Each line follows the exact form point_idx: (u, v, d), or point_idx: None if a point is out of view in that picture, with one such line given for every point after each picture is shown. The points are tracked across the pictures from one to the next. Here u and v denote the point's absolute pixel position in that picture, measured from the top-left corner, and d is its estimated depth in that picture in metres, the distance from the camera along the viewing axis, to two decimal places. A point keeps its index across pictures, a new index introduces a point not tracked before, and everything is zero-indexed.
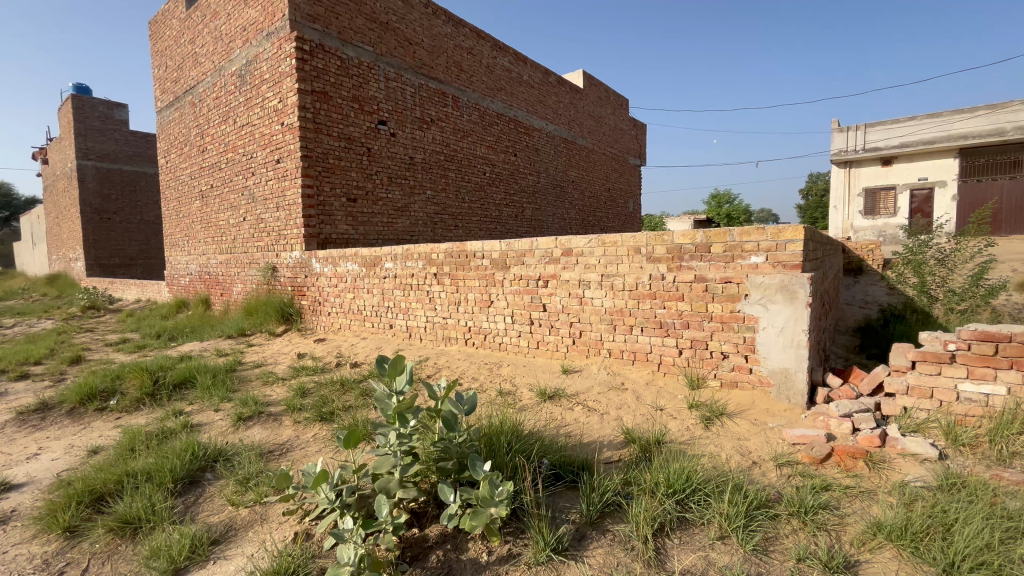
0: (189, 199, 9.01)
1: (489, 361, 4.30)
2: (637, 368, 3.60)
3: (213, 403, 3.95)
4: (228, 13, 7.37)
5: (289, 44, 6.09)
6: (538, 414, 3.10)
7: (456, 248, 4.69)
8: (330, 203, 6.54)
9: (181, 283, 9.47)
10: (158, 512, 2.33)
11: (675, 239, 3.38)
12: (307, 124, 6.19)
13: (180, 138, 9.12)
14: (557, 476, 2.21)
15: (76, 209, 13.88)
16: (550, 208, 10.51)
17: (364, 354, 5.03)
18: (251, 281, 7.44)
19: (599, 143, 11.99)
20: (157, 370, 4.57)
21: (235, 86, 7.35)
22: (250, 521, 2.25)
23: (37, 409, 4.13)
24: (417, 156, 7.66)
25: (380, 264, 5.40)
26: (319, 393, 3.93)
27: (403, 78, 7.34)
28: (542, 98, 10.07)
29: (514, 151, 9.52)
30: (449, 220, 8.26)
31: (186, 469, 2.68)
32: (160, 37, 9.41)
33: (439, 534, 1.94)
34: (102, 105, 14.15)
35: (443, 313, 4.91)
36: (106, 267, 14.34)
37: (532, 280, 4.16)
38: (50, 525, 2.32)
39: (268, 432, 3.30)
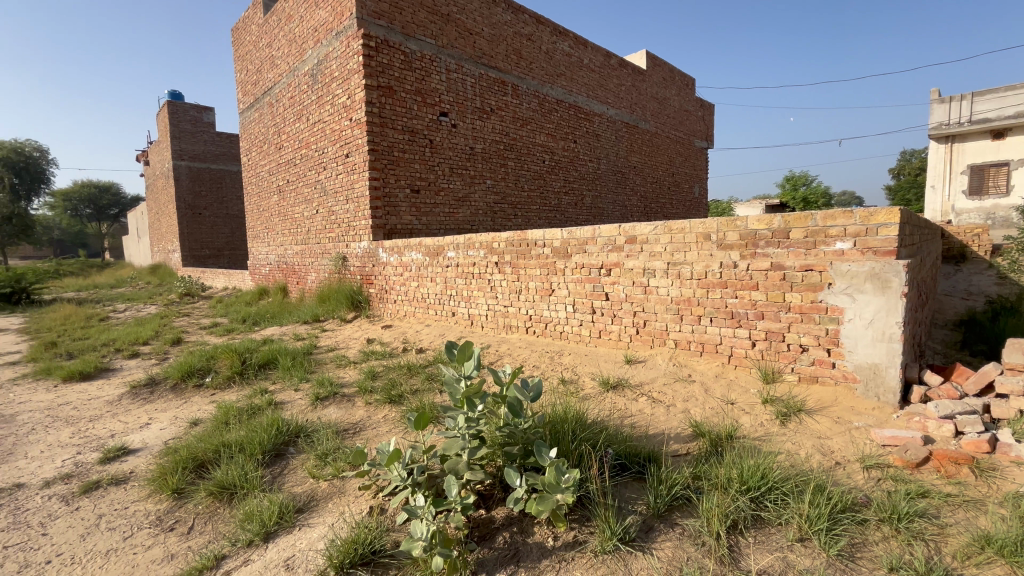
0: (268, 193, 9.67)
1: (550, 349, 4.31)
2: (706, 360, 3.47)
3: (293, 383, 4.26)
4: (301, 15, 7.76)
5: (356, 42, 6.34)
6: (601, 404, 3.07)
7: (517, 237, 4.71)
8: (395, 194, 6.78)
9: (262, 273, 10.22)
10: (250, 480, 2.56)
11: (749, 225, 3.19)
12: (374, 119, 6.44)
13: (259, 136, 9.78)
14: (622, 467, 2.18)
15: (173, 205, 15.34)
16: (611, 195, 10.26)
17: (428, 341, 5.20)
18: (324, 270, 7.89)
19: (663, 126, 11.51)
20: (244, 352, 4.99)
21: (308, 85, 7.75)
22: (329, 494, 2.42)
23: (146, 384, 4.65)
24: (477, 146, 7.74)
25: (443, 254, 5.54)
26: (388, 375, 4.13)
27: (463, 69, 7.42)
28: (603, 82, 9.80)
29: (574, 138, 9.36)
30: (508, 209, 8.31)
31: (272, 442, 2.92)
32: (241, 42, 10.11)
33: (505, 517, 1.98)
34: (193, 109, 15.49)
35: (504, 301, 4.97)
36: (198, 258, 15.79)
37: (595, 268, 4.11)
38: (162, 486, 2.61)
39: (343, 411, 3.52)
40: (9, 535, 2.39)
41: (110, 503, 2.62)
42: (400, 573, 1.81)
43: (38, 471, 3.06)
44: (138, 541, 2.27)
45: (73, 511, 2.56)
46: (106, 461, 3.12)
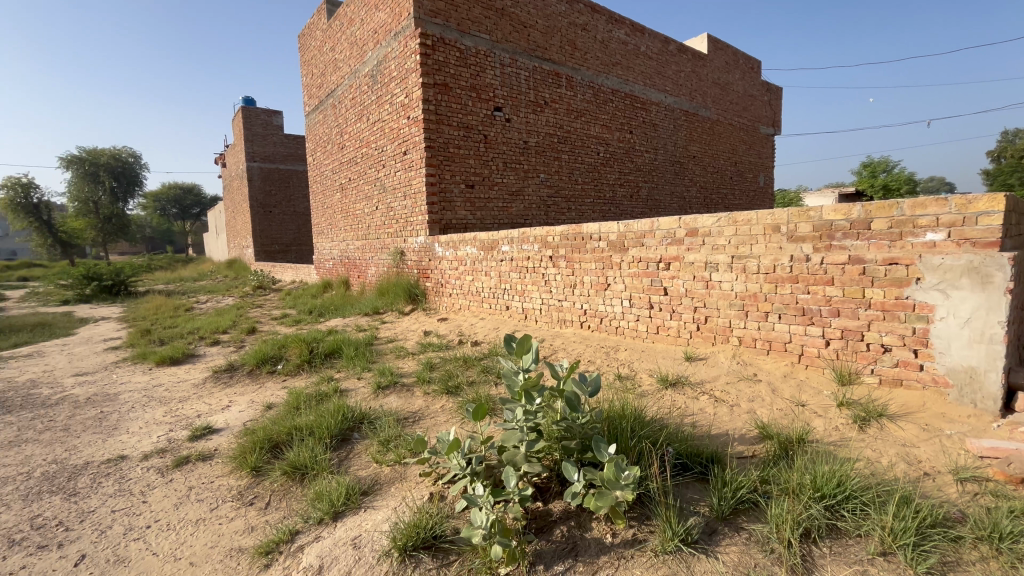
0: (332, 191, 10.16)
1: (606, 344, 4.25)
2: (773, 359, 3.29)
3: (356, 372, 4.48)
4: (362, 19, 8.05)
5: (414, 41, 6.51)
6: (660, 401, 3.00)
7: (572, 231, 4.68)
8: (451, 190, 6.92)
9: (326, 267, 10.77)
10: (320, 462, 2.72)
11: (823, 215, 2.99)
12: (430, 116, 6.60)
13: (324, 137, 10.27)
14: (683, 466, 2.12)
15: (247, 204, 16.48)
16: (668, 187, 9.92)
17: (483, 334, 5.28)
18: (383, 264, 8.20)
19: (725, 113, 10.96)
20: (312, 341, 5.29)
21: (368, 86, 8.03)
22: (392, 479, 2.52)
23: (226, 369, 5.05)
24: (531, 140, 7.73)
25: (498, 248, 5.59)
26: (444, 367, 4.24)
27: (517, 63, 7.41)
28: (661, 69, 9.45)
29: (630, 128, 9.11)
30: (562, 203, 8.24)
31: (339, 427, 3.08)
32: (307, 48, 10.64)
33: (562, 511, 1.98)
34: (264, 114, 16.52)
35: (558, 296, 4.94)
36: (269, 253, 16.89)
37: (653, 262, 4.00)
38: (242, 464, 2.82)
39: (403, 400, 3.65)
40: (117, 501, 2.68)
41: (198, 477, 2.87)
42: (459, 559, 1.86)
43: (138, 445, 3.41)
44: (222, 512, 2.47)
45: (168, 482, 2.84)
46: (195, 438, 3.42)
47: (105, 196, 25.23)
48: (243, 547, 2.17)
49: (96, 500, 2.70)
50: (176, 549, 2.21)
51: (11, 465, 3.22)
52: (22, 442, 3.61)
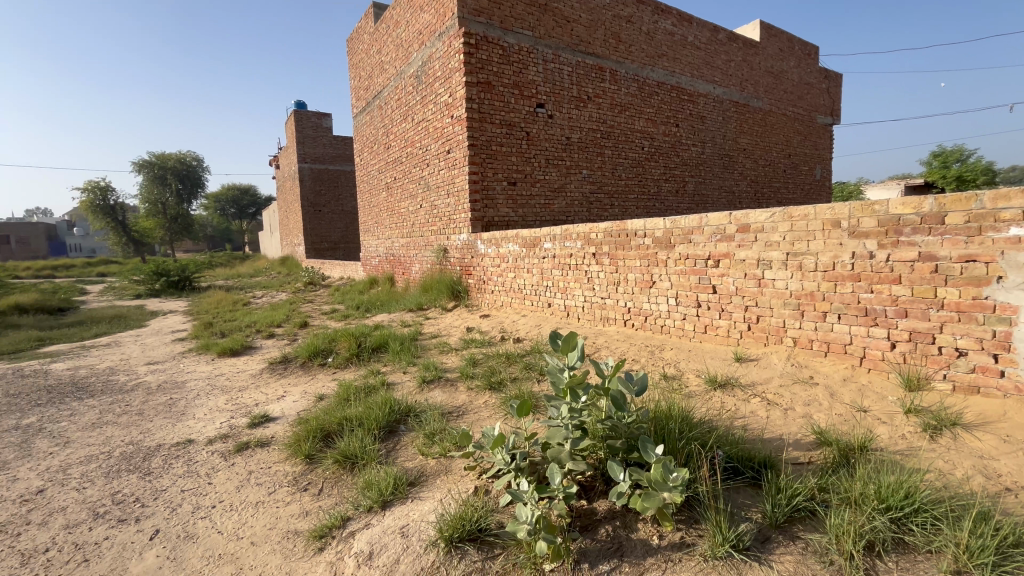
0: (378, 191, 10.46)
1: (651, 343, 4.16)
2: (831, 361, 3.12)
3: (402, 366, 4.61)
4: (407, 21, 8.22)
5: (457, 41, 6.58)
6: (708, 402, 2.91)
7: (616, 227, 4.61)
8: (493, 187, 6.97)
9: (373, 264, 11.10)
10: (369, 452, 2.82)
11: (889, 209, 2.81)
12: (473, 115, 6.67)
13: (370, 138, 10.59)
14: (734, 470, 2.05)
15: (299, 204, 17.23)
16: (716, 181, 9.57)
17: (525, 330, 5.30)
18: (426, 261, 8.37)
19: (778, 103, 10.45)
20: (360, 336, 5.48)
21: (413, 86, 8.20)
22: (437, 471, 2.58)
23: (281, 361, 5.32)
24: (574, 136, 7.66)
25: (540, 245, 5.58)
26: (487, 363, 4.29)
27: (560, 58, 7.36)
28: (709, 59, 9.11)
29: (676, 121, 8.85)
30: (605, 199, 8.12)
31: (386, 420, 3.18)
32: (355, 52, 10.99)
33: (607, 510, 1.97)
34: (314, 116, 17.22)
35: (601, 293, 4.89)
36: (319, 250, 17.59)
37: (701, 260, 3.88)
38: (297, 451, 2.97)
39: (447, 395, 3.73)
40: (185, 481, 2.88)
41: (257, 462, 3.04)
42: (504, 552, 1.88)
43: (203, 430, 3.65)
44: (279, 496, 2.61)
45: (230, 466, 3.02)
46: (254, 425, 3.63)
47: (172, 197, 26.95)
48: (298, 530, 2.28)
49: (167, 479, 2.92)
50: (238, 529, 2.35)
51: (94, 445, 3.52)
52: (104, 424, 3.94)
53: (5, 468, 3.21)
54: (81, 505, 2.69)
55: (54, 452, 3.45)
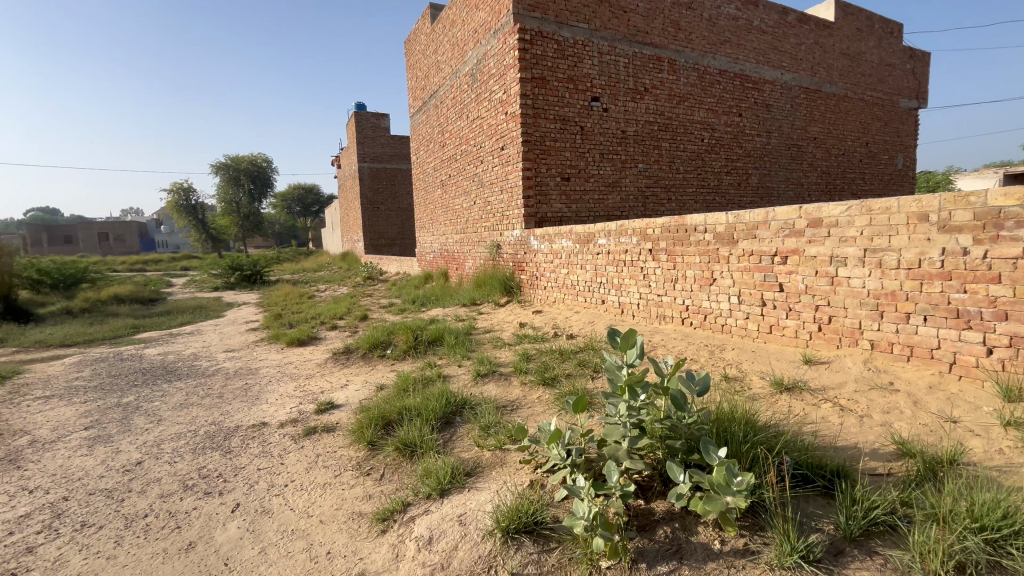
0: (434, 188, 10.72)
1: (710, 343, 4.01)
2: (914, 367, 2.88)
3: (457, 359, 4.73)
4: (463, 20, 8.34)
5: (512, 37, 6.62)
6: (773, 406, 2.78)
7: (674, 223, 4.48)
8: (547, 183, 6.96)
9: (428, 259, 11.41)
10: (427, 441, 2.92)
11: (988, 201, 2.55)
12: (528, 111, 6.70)
13: (426, 136, 10.86)
14: (803, 478, 1.95)
15: (359, 202, 17.99)
16: (783, 173, 9.03)
17: (578, 327, 5.27)
18: (480, 257, 8.50)
19: (854, 87, 9.68)
20: (416, 329, 5.67)
21: (468, 85, 8.33)
22: (492, 463, 2.63)
23: (344, 351, 5.60)
24: (630, 129, 7.49)
25: (594, 241, 5.53)
26: (541, 359, 4.30)
27: (617, 50, 7.21)
28: (777, 43, 8.59)
29: (739, 111, 8.42)
30: (661, 193, 7.88)
31: (443, 411, 3.28)
32: (412, 53, 11.29)
33: (666, 511, 1.93)
34: (373, 117, 17.89)
35: (658, 290, 4.77)
36: (377, 247, 18.28)
37: (767, 256, 3.70)
38: (361, 438, 3.13)
39: (501, 388, 3.78)
40: (261, 460, 3.11)
41: (323, 446, 3.22)
42: (560, 546, 1.90)
43: (276, 414, 3.92)
44: (344, 479, 2.76)
45: (300, 448, 3.23)
46: (321, 411, 3.86)
47: (245, 197, 28.97)
48: (362, 512, 2.40)
49: (245, 458, 3.16)
50: (308, 507, 2.51)
51: (183, 424, 3.88)
52: (190, 405, 4.33)
53: (110, 441, 3.61)
54: (173, 477, 2.97)
55: (149, 428, 3.83)
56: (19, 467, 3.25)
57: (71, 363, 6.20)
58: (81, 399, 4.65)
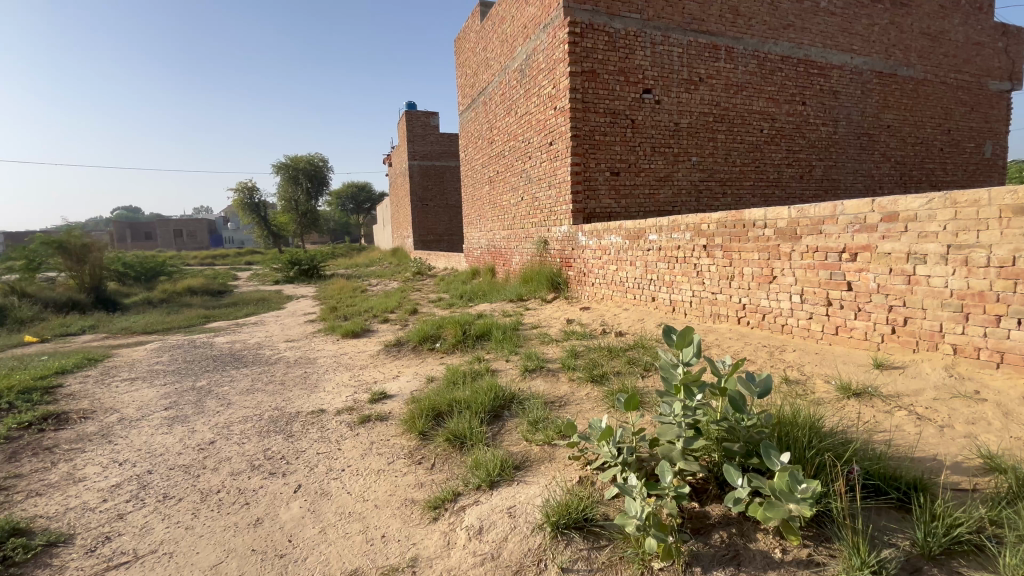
0: (481, 184, 10.83)
1: (769, 343, 3.82)
2: (1005, 375, 2.62)
3: (505, 354, 4.78)
4: (512, 16, 8.35)
5: (563, 31, 6.56)
6: (839, 411, 2.62)
7: (731, 217, 4.31)
8: (596, 178, 6.87)
9: (475, 255, 11.54)
10: (476, 433, 2.97)
11: None
12: (577, 105, 6.63)
13: (475, 133, 10.98)
14: (874, 489, 1.83)
15: (409, 199, 18.46)
16: (851, 164, 8.45)
17: (627, 324, 5.17)
18: (527, 253, 8.51)
19: (935, 70, 8.89)
20: (464, 323, 5.75)
21: (517, 81, 8.33)
22: (542, 457, 2.64)
23: (395, 344, 5.79)
24: (684, 121, 7.25)
25: (645, 237, 5.40)
26: (588, 355, 4.27)
27: (670, 39, 6.98)
28: (847, 25, 8.00)
29: (803, 99, 7.94)
30: (716, 187, 7.59)
31: (492, 404, 3.32)
32: (461, 51, 11.43)
33: (722, 516, 1.86)
34: (423, 116, 18.30)
35: (712, 288, 4.60)
36: (426, 242, 18.71)
37: (834, 253, 3.48)
38: (412, 428, 3.22)
39: (549, 384, 3.79)
40: (320, 445, 3.28)
41: (377, 434, 3.35)
42: (610, 545, 1.88)
43: (332, 402, 4.11)
44: (397, 466, 2.85)
45: (356, 435, 3.38)
46: (375, 400, 4.01)
47: (303, 196, 30.45)
48: (415, 499, 2.48)
49: (306, 442, 3.34)
50: (363, 492, 2.62)
51: (249, 408, 4.14)
52: (256, 390, 4.62)
53: (187, 421, 3.91)
54: (241, 457, 3.19)
55: (220, 410, 4.12)
56: (110, 441, 3.59)
57: (153, 349, 6.76)
58: (161, 382, 5.07)
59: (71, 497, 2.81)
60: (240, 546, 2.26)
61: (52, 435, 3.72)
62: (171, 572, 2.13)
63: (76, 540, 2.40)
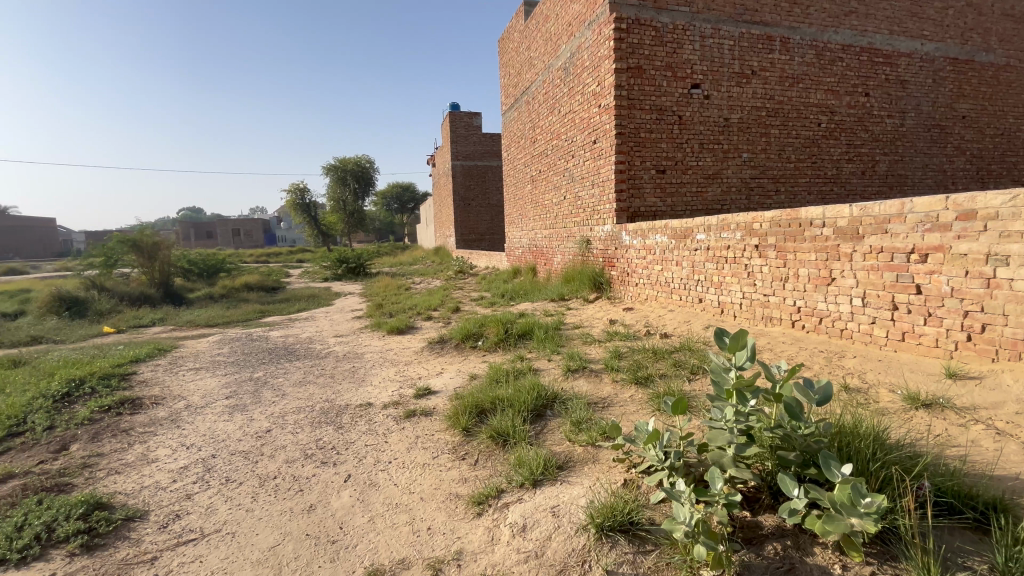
0: (524, 184, 10.86)
1: (827, 349, 3.63)
2: None
3: (547, 353, 4.78)
4: (557, 14, 8.32)
5: (608, 28, 6.48)
6: (906, 423, 2.46)
7: (786, 216, 4.13)
8: (640, 176, 6.74)
9: (517, 254, 11.58)
10: (519, 432, 2.99)
11: None
12: (622, 102, 6.54)
13: (518, 133, 11.01)
14: (947, 507, 1.71)
15: (452, 199, 18.75)
16: (920, 158, 7.88)
17: (672, 326, 5.05)
18: (569, 252, 8.46)
19: (1021, 54, 8.12)
20: (506, 322, 5.78)
21: (561, 79, 8.29)
22: (585, 458, 2.62)
23: (438, 341, 5.90)
24: (734, 116, 7.00)
25: (692, 236, 5.25)
26: (632, 357, 4.20)
27: (721, 32, 6.75)
28: (917, 9, 7.45)
29: (867, 90, 7.46)
30: (769, 184, 7.27)
31: (535, 403, 3.32)
32: (505, 52, 11.50)
33: (776, 527, 1.79)
34: (466, 116, 18.55)
35: (764, 290, 4.42)
36: (468, 242, 18.94)
37: (902, 254, 3.27)
38: (456, 424, 3.28)
39: (591, 385, 3.76)
40: (368, 437, 3.40)
41: (422, 428, 3.44)
42: (657, 550, 1.85)
43: (379, 396, 4.24)
44: (442, 461, 2.92)
45: (402, 428, 3.48)
46: (419, 396, 4.11)
47: (351, 196, 31.55)
48: (459, 494, 2.53)
49: (355, 434, 3.47)
50: (409, 484, 2.69)
51: (302, 399, 4.34)
52: (308, 383, 4.83)
53: (246, 410, 4.15)
54: (296, 446, 3.35)
55: (276, 401, 4.35)
56: (179, 426, 3.86)
57: (215, 341, 7.21)
58: (222, 372, 5.40)
59: (146, 476, 3.04)
60: (296, 530, 2.38)
61: (128, 419, 4.04)
62: (234, 550, 2.27)
63: (150, 516, 2.60)
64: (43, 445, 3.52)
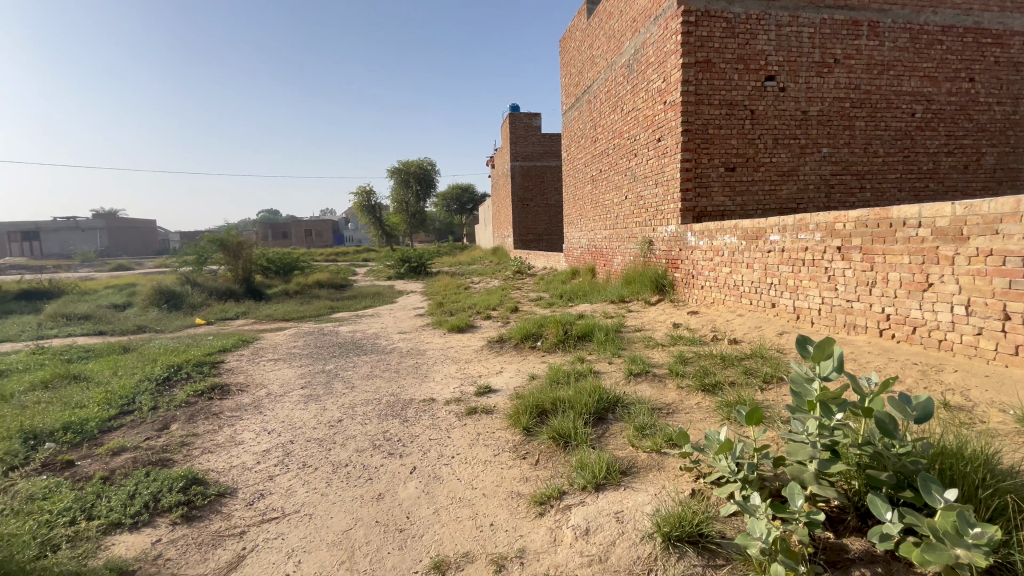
0: (584, 184, 10.75)
1: (922, 361, 3.31)
2: None
3: (608, 355, 4.70)
4: (621, 10, 8.18)
5: (675, 22, 6.28)
6: (1020, 448, 2.18)
7: (875, 215, 3.81)
8: (708, 175, 6.48)
9: (575, 255, 11.48)
10: (580, 434, 2.97)
11: None
12: (689, 98, 6.32)
13: (578, 132, 10.92)
14: None
15: (511, 199, 18.91)
16: None
17: (742, 331, 4.80)
18: (630, 253, 8.27)
19: None
20: (566, 323, 5.75)
21: (625, 76, 8.14)
22: (650, 465, 2.56)
23: (497, 340, 5.98)
24: (814, 108, 6.54)
25: (765, 237, 4.97)
26: (699, 362, 4.04)
27: (800, 20, 6.33)
28: None
29: (972, 75, 6.70)
30: (852, 181, 6.73)
31: (596, 406, 3.28)
32: (567, 51, 11.45)
33: (864, 552, 1.66)
34: (526, 117, 18.62)
35: (848, 295, 4.10)
36: (526, 242, 19.02)
37: (1015, 257, 2.91)
38: (517, 423, 3.32)
39: (655, 390, 3.66)
40: (432, 431, 3.51)
41: (484, 425, 3.50)
42: (728, 565, 1.78)
43: (441, 393, 4.36)
44: (503, 459, 2.95)
45: (464, 425, 3.56)
46: (480, 394, 4.19)
47: (413, 197, 32.61)
48: (521, 492, 2.55)
49: (419, 428, 3.59)
50: (472, 480, 2.75)
51: (370, 392, 4.56)
52: (375, 376, 5.07)
53: (320, 400, 4.42)
54: (365, 436, 3.52)
55: (346, 392, 4.60)
56: (261, 412, 4.18)
57: (291, 334, 7.73)
58: (298, 364, 5.79)
59: (234, 457, 3.33)
60: (366, 516, 2.50)
61: (218, 403, 4.43)
62: (312, 530, 2.43)
63: (238, 493, 2.84)
64: (149, 423, 3.94)
